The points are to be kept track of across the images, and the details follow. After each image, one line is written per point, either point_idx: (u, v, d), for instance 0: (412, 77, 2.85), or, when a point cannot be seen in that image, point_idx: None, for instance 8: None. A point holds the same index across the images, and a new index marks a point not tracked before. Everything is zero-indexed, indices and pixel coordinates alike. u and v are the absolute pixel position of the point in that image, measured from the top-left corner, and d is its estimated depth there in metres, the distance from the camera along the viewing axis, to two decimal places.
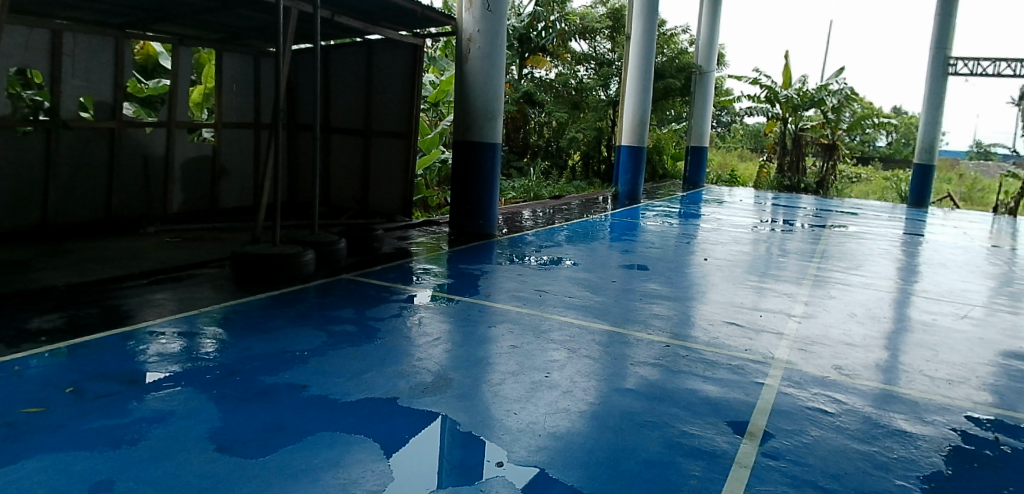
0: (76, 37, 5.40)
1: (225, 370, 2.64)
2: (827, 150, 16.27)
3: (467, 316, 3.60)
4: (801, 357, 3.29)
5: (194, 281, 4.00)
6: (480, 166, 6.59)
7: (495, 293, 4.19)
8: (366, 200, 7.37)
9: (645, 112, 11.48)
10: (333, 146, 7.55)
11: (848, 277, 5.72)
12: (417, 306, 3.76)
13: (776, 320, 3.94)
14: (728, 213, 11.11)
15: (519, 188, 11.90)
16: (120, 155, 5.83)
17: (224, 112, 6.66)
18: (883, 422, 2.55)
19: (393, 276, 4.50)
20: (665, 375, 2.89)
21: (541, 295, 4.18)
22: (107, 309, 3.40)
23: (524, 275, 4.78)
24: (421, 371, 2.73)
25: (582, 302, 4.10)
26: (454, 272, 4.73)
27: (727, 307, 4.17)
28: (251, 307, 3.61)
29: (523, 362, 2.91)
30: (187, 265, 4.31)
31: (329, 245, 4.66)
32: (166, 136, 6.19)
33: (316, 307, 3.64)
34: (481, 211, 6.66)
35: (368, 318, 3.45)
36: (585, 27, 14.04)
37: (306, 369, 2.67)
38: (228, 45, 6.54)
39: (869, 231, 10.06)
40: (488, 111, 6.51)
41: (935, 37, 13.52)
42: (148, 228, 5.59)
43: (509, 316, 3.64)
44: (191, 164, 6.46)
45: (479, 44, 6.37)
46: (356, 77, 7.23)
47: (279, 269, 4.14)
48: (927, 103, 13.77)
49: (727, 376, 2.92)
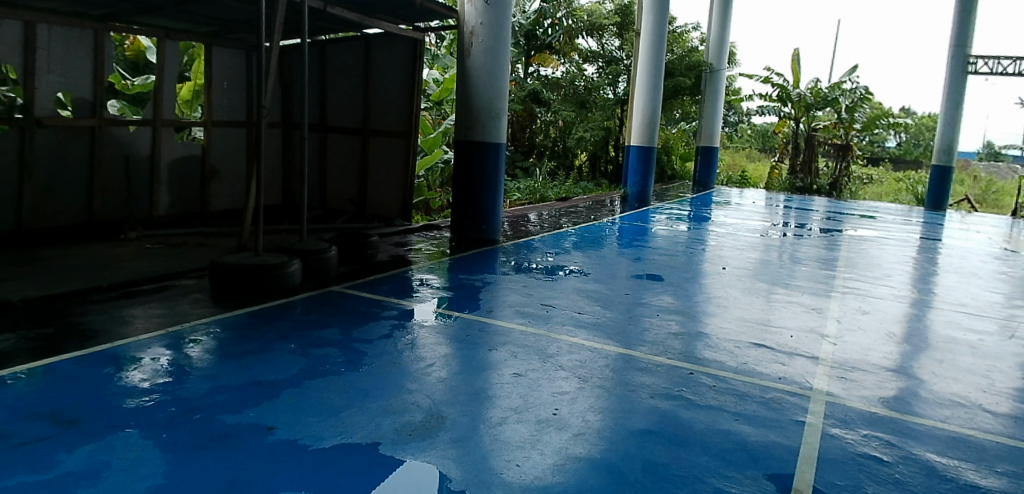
0: (51, 29, 5.06)
1: (183, 406, 2.30)
2: (841, 151, 15.82)
3: (466, 337, 3.22)
4: (843, 387, 2.92)
5: (167, 295, 3.65)
6: (482, 167, 6.22)
7: (498, 308, 3.81)
8: (364, 203, 7.02)
9: (656, 110, 11.00)
10: (330, 146, 7.18)
11: (875, 289, 5.31)
12: (412, 324, 3.38)
13: (808, 341, 3.56)
14: (741, 216, 10.75)
15: (524, 189, 11.55)
16: (101, 156, 5.50)
17: (214, 110, 6.32)
18: (949, 474, 2.18)
19: (387, 288, 4.14)
20: (690, 411, 2.52)
21: (548, 311, 3.81)
22: (66, 327, 3.04)
23: (530, 288, 4.40)
24: (411, 407, 2.37)
25: (593, 320, 3.71)
26: (454, 284, 4.35)
27: (754, 326, 3.77)
28: (225, 325, 3.25)
29: (527, 396, 2.55)
30: (163, 276, 3.97)
31: (318, 254, 4.31)
32: (150, 135, 5.86)
33: (299, 326, 3.28)
34: (484, 215, 6.30)
35: (355, 340, 3.08)
36: (593, 24, 13.62)
37: (277, 406, 2.32)
38: (218, 39, 6.21)
39: (887, 236, 9.64)
40: (492, 109, 6.15)
41: (954, 35, 13.06)
42: (130, 233, 5.24)
43: (513, 337, 3.26)
44: (179, 165, 6.13)
45: (481, 37, 6.01)
46: (353, 73, 6.88)
47: (262, 281, 3.78)
48: (946, 103, 13.30)
49: (762, 412, 2.55)
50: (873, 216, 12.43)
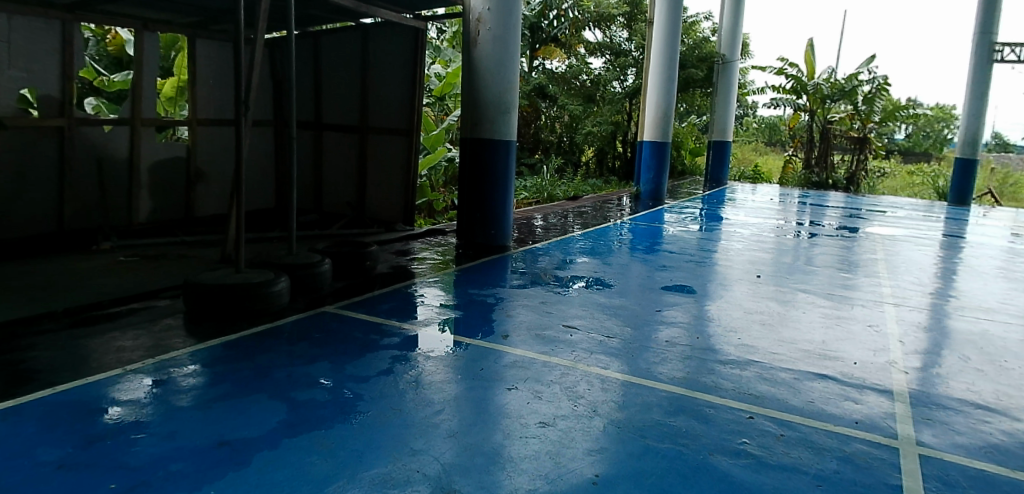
0: (10, 19, 4.56)
1: (127, 480, 1.82)
2: (858, 144, 15.12)
3: (479, 372, 2.74)
4: (934, 435, 2.43)
5: (131, 322, 3.17)
6: (489, 166, 5.73)
7: (514, 332, 3.31)
8: (363, 206, 6.54)
9: (670, 104, 10.51)
10: (326, 145, 6.70)
11: (925, 300, 4.79)
12: (417, 355, 2.89)
13: (876, 369, 3.08)
14: (757, 214, 10.33)
15: (532, 187, 11.07)
16: (73, 158, 5.03)
17: (199, 108, 5.85)
18: None
19: (388, 307, 3.66)
20: (761, 475, 2.02)
21: (571, 335, 3.32)
22: (5, 366, 2.57)
23: (548, 305, 3.91)
24: (415, 477, 1.88)
25: (623, 346, 3.22)
26: (463, 301, 3.86)
27: (808, 351, 3.28)
28: (196, 359, 2.77)
29: (558, 456, 2.06)
30: (132, 297, 3.49)
31: (309, 269, 3.83)
32: (128, 136, 5.39)
33: (284, 360, 2.80)
34: (493, 219, 5.81)
35: (348, 378, 2.60)
36: (600, 15, 13.06)
37: (246, 479, 1.84)
38: (201, 30, 5.73)
39: (917, 235, 9.11)
40: (501, 104, 5.65)
41: (979, 22, 12.47)
42: (102, 244, 4.79)
43: (534, 372, 2.77)
44: (161, 168, 5.68)
45: (488, 25, 5.50)
46: (349, 67, 6.39)
47: (244, 304, 3.30)
48: (971, 93, 12.72)
49: (848, 476, 2.06)
50: (886, 210, 12.05)
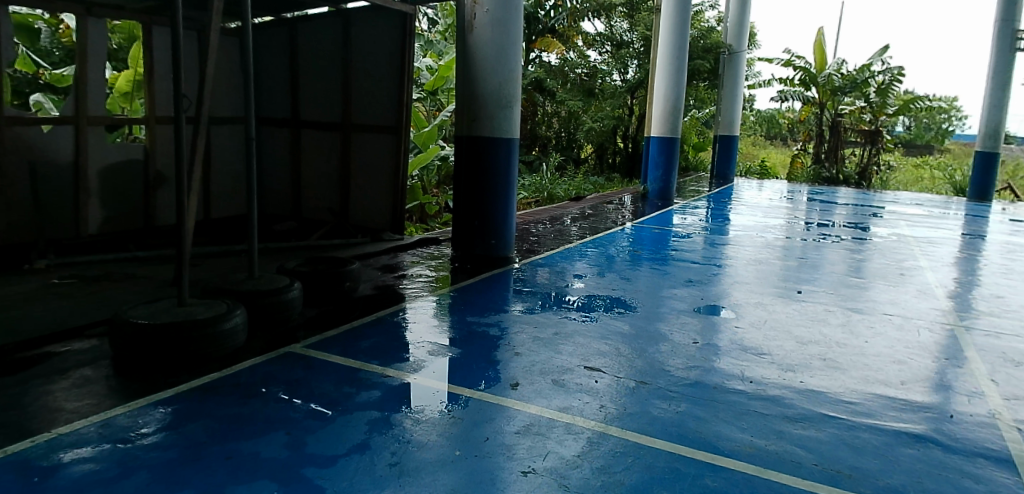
0: None
1: None
2: (869, 137, 14.39)
3: (482, 446, 2.09)
4: None
5: (41, 372, 2.53)
6: (490, 168, 5.07)
7: (525, 380, 2.65)
8: (346, 212, 5.88)
9: (680, 97, 9.77)
10: (304, 144, 6.03)
11: (994, 319, 4.13)
12: (402, 419, 2.25)
13: (982, 427, 2.44)
14: (771, 214, 9.76)
15: (529, 186, 10.48)
16: (6, 163, 4.36)
17: (157, 104, 5.20)
18: None
19: (369, 343, 3.01)
20: None
21: (596, 383, 2.66)
22: None
23: (561, 337, 3.24)
24: None
25: (661, 396, 2.58)
26: (460, 334, 3.20)
27: (889, 399, 2.65)
28: (110, 432, 2.11)
29: None
30: (48, 338, 2.85)
31: (275, 297, 3.18)
32: (73, 137, 4.74)
33: (227, 430, 2.14)
34: (493, 228, 5.16)
35: (307, 463, 1.94)
36: (601, 4, 12.22)
37: None
38: (158, 16, 5.05)
39: (948, 235, 8.47)
40: (502, 97, 4.99)
41: (1000, 10, 11.84)
42: (37, 262, 4.16)
43: (557, 444, 2.12)
44: (112, 172, 5.03)
45: (487, 6, 4.83)
46: (330, 57, 5.71)
47: (186, 347, 2.66)
48: (992, 83, 12.11)
49: None
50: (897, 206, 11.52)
